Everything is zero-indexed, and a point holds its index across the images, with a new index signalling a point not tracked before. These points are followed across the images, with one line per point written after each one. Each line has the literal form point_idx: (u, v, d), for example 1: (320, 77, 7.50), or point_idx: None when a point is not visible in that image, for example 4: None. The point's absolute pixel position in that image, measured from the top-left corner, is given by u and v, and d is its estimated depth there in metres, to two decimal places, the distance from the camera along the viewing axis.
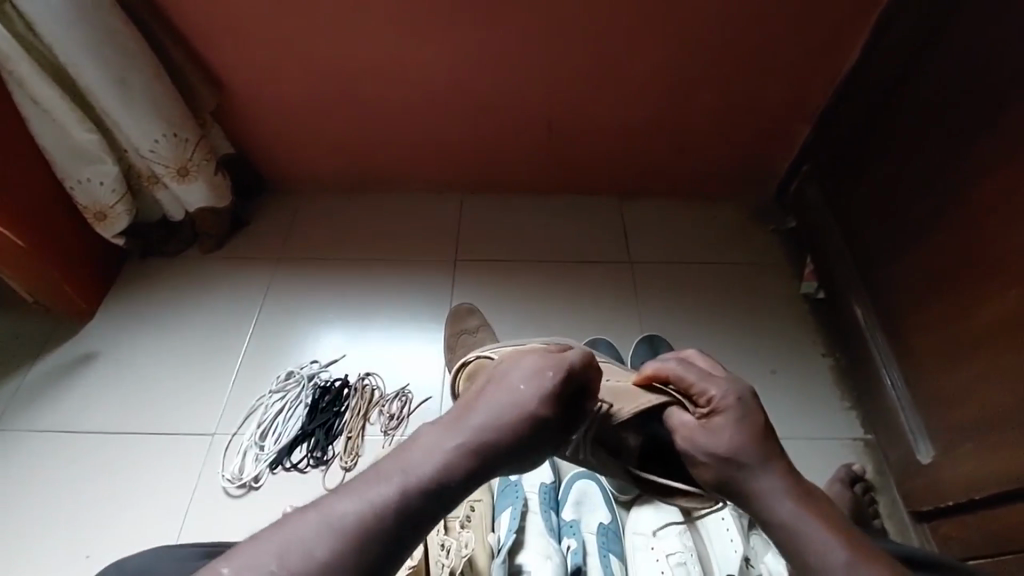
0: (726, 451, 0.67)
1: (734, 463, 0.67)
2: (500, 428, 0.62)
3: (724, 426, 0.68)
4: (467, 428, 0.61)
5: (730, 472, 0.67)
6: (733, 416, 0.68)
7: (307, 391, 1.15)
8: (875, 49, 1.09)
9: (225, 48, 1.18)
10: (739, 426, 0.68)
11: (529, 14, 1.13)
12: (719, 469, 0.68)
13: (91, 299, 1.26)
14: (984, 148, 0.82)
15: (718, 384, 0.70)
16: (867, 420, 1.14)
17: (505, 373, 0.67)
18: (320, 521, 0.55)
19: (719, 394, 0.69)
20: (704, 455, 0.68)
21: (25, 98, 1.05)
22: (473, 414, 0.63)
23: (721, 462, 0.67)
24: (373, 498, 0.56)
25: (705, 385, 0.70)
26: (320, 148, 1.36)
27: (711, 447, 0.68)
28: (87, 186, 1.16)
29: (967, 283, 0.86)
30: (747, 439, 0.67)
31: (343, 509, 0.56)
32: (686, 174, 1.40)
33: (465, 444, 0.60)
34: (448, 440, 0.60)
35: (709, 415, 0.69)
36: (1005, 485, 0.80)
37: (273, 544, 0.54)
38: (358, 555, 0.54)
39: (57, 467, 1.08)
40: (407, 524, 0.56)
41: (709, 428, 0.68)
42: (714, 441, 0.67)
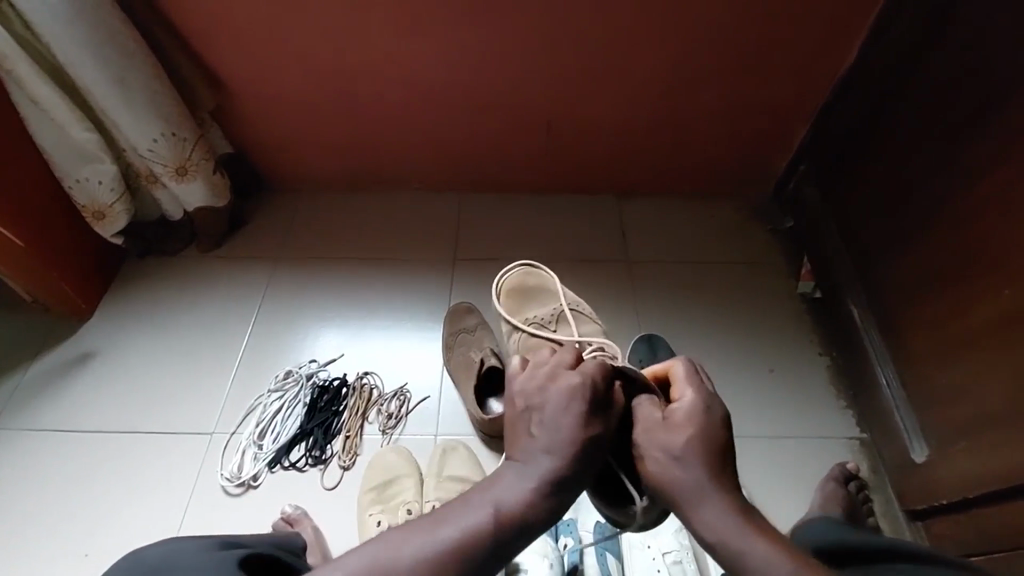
0: (677, 448, 0.63)
1: (679, 465, 0.62)
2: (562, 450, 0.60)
3: (683, 428, 0.63)
4: (531, 458, 0.60)
5: (672, 474, 0.62)
6: (696, 419, 0.64)
7: (306, 390, 1.15)
8: (872, 49, 1.09)
9: (223, 47, 1.18)
10: (697, 429, 0.63)
11: (529, 13, 1.13)
12: (664, 466, 0.63)
13: (90, 298, 1.26)
14: (981, 149, 0.83)
15: (698, 390, 0.66)
16: (862, 419, 1.15)
17: (539, 386, 0.64)
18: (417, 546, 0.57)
19: (692, 399, 0.65)
20: (654, 449, 0.64)
21: (23, 97, 1.05)
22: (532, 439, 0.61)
23: (668, 459, 0.63)
24: (465, 528, 0.57)
25: (683, 385, 0.67)
26: (318, 147, 1.36)
27: (662, 441, 0.64)
28: (86, 185, 1.16)
29: (961, 283, 0.86)
30: (700, 445, 0.63)
31: (440, 536, 0.57)
32: (684, 174, 1.41)
33: (536, 475, 0.59)
34: (521, 474, 0.60)
35: (672, 411, 0.65)
36: (1000, 483, 0.81)
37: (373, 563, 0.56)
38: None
39: (55, 466, 1.08)
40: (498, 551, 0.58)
41: (667, 422, 0.64)
42: (668, 437, 0.63)
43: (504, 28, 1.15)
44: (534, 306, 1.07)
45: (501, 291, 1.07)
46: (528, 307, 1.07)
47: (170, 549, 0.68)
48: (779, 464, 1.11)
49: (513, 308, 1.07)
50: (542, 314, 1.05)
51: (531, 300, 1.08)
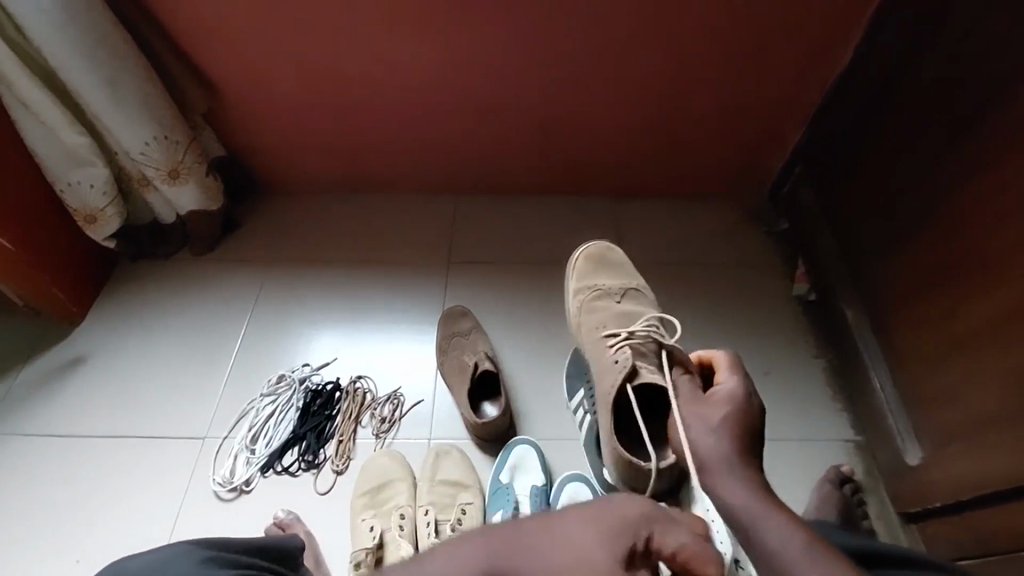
0: (716, 420, 0.71)
1: (715, 436, 0.69)
2: (528, 561, 0.65)
3: (723, 405, 0.72)
4: (501, 553, 0.66)
5: (707, 444, 0.69)
6: (738, 400, 0.72)
7: (298, 394, 1.15)
8: (866, 51, 1.10)
9: (216, 50, 1.18)
10: (737, 407, 0.71)
11: (523, 15, 1.13)
12: (698, 434, 0.71)
13: (82, 302, 1.25)
14: (972, 152, 0.83)
15: (741, 376, 0.75)
16: (856, 421, 1.15)
17: (570, 518, 0.68)
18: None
19: (735, 385, 0.74)
20: (693, 416, 0.73)
21: (14, 100, 1.05)
22: (517, 538, 0.67)
23: (706, 428, 0.71)
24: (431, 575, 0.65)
25: (727, 370, 0.76)
26: (312, 150, 1.36)
27: (703, 411, 0.73)
28: (77, 189, 1.15)
29: (954, 285, 0.86)
30: (738, 422, 0.70)
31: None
32: (678, 176, 1.41)
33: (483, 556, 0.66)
34: (480, 556, 0.66)
35: (716, 389, 0.74)
36: (994, 486, 0.81)
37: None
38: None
39: (45, 471, 1.08)
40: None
41: (710, 397, 0.74)
42: (708, 409, 0.72)
43: (497, 31, 1.15)
44: (605, 277, 1.06)
45: (579, 258, 1.08)
46: (599, 276, 1.07)
47: (160, 556, 0.68)
48: (774, 466, 1.10)
49: (585, 275, 1.07)
50: (611, 284, 1.05)
51: (604, 269, 1.07)
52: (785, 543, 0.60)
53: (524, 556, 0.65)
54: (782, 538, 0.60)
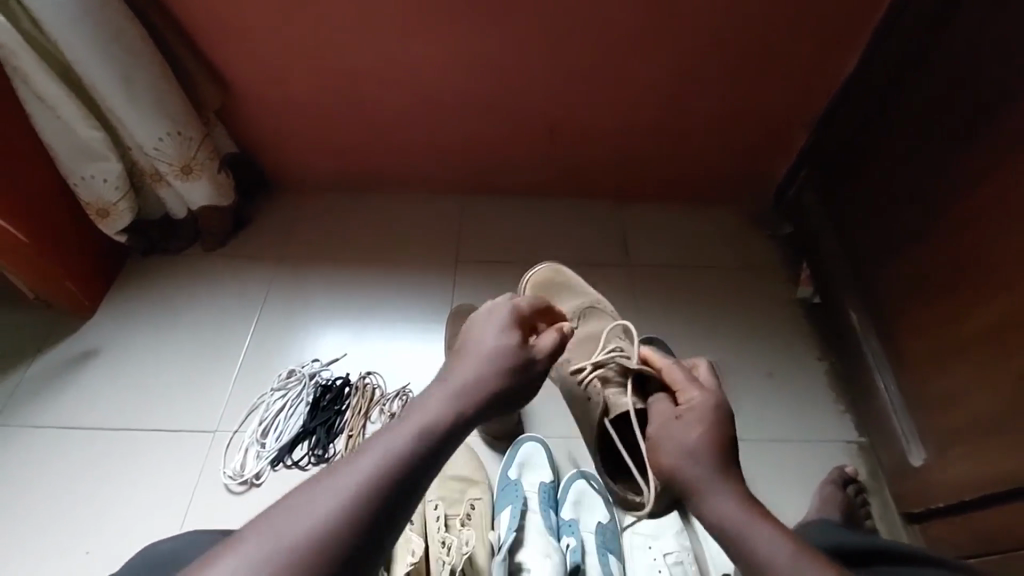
0: (691, 443, 0.67)
1: (693, 460, 0.67)
2: (477, 383, 0.68)
3: (696, 425, 0.68)
4: (449, 390, 0.67)
5: (688, 468, 0.67)
6: (707, 416, 0.69)
7: (308, 389, 1.15)
8: (872, 58, 1.11)
9: (229, 46, 1.19)
10: (708, 427, 0.68)
11: (534, 17, 1.14)
12: (677, 460, 0.67)
13: (94, 296, 1.26)
14: (978, 157, 0.84)
15: (705, 389, 0.71)
16: (860, 423, 1.16)
17: (472, 339, 0.73)
18: (336, 487, 0.57)
19: (701, 399, 0.70)
20: (669, 442, 0.68)
21: (30, 94, 1.05)
22: (454, 377, 0.68)
23: (683, 454, 0.67)
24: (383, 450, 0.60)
25: (691, 385, 0.71)
26: (322, 148, 1.37)
27: (676, 436, 0.68)
28: (90, 183, 1.16)
29: (959, 289, 0.88)
30: (714, 440, 0.68)
31: (356, 467, 0.58)
32: (685, 178, 1.42)
33: (447, 404, 0.65)
34: (436, 402, 0.65)
35: (686, 408, 0.70)
36: (996, 487, 0.82)
37: (289, 514, 0.55)
38: (374, 503, 0.56)
39: (56, 463, 1.08)
40: (425, 462, 0.61)
41: (681, 419, 0.69)
42: (681, 433, 0.68)
43: (508, 31, 1.16)
44: (561, 302, 1.02)
45: (524, 288, 1.04)
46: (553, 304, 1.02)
47: (180, 542, 0.75)
48: (778, 467, 1.12)
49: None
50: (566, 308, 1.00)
51: (557, 294, 1.03)
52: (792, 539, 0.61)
53: (472, 384, 0.67)
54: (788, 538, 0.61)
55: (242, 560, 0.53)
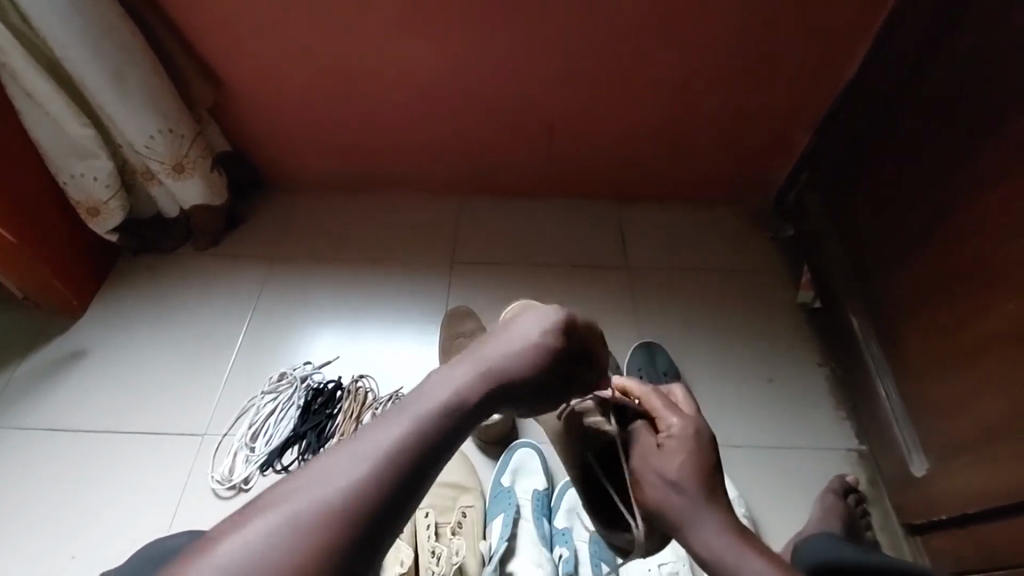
0: (673, 474, 0.65)
1: (675, 491, 0.65)
2: (505, 365, 0.62)
3: (678, 454, 0.66)
4: (474, 368, 0.62)
5: (669, 499, 0.65)
6: (688, 444, 0.66)
7: (299, 392, 1.13)
8: (877, 59, 1.09)
9: (222, 44, 1.17)
10: (690, 457, 0.65)
11: (532, 15, 1.12)
12: (660, 491, 0.66)
13: (84, 295, 1.25)
14: (983, 162, 0.82)
15: (684, 415, 0.68)
16: (860, 430, 1.14)
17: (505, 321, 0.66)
18: (351, 460, 0.55)
19: (680, 425, 0.67)
20: (650, 474, 0.66)
21: (18, 91, 1.04)
22: (481, 355, 0.63)
23: (665, 486, 0.65)
24: (395, 430, 0.57)
25: (669, 412, 0.68)
26: (317, 147, 1.35)
27: (657, 467, 0.66)
28: (81, 181, 1.14)
29: (964, 296, 0.85)
30: (697, 468, 0.65)
31: (370, 441, 0.56)
32: (685, 180, 1.40)
33: (472, 383, 0.61)
34: (458, 377, 0.61)
35: (665, 438, 0.67)
36: (999, 501, 0.80)
37: (303, 485, 0.54)
38: (387, 483, 0.54)
39: (43, 465, 1.07)
40: (437, 448, 0.58)
41: (661, 449, 0.66)
42: (661, 464, 0.66)
43: (505, 30, 1.14)
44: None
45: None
46: None
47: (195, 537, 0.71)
48: (777, 474, 1.10)
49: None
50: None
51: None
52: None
53: (497, 364, 0.62)
54: None
55: (256, 529, 0.52)
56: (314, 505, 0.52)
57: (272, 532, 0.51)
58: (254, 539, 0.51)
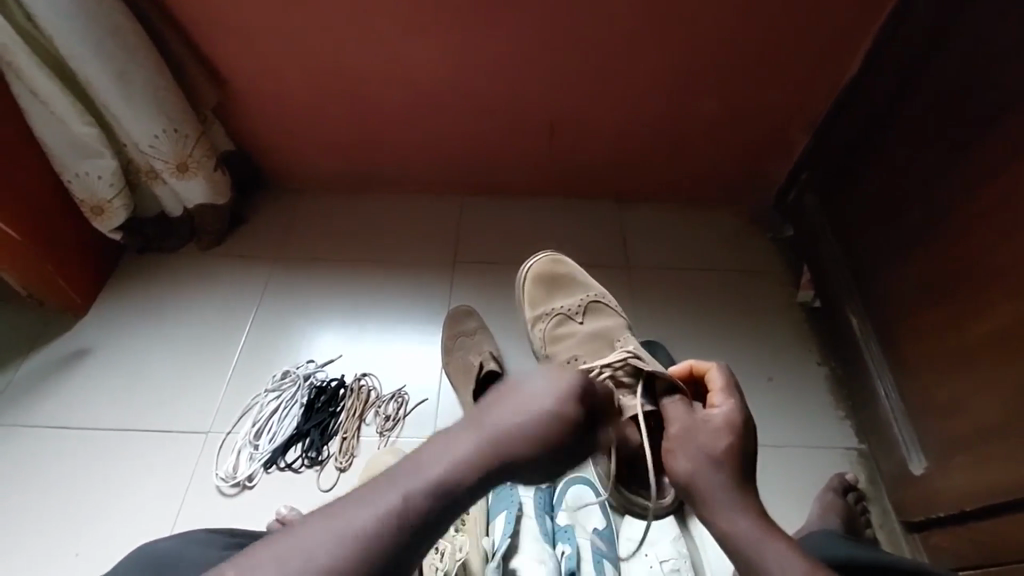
0: (717, 450, 0.66)
1: (715, 467, 0.66)
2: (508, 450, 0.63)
3: (726, 432, 0.67)
4: (477, 442, 0.63)
5: (708, 475, 0.66)
6: (736, 425, 0.68)
7: (302, 390, 1.14)
8: (875, 62, 1.10)
9: (225, 42, 1.17)
10: (735, 436, 0.67)
11: (535, 16, 1.13)
12: (699, 463, 0.66)
13: (87, 293, 1.25)
14: (981, 162, 0.83)
15: (737, 398, 0.71)
16: (860, 430, 1.15)
17: (521, 387, 0.66)
18: (347, 524, 0.57)
19: (734, 405, 0.70)
20: (692, 446, 0.67)
21: (23, 90, 1.04)
22: (487, 426, 0.64)
23: (704, 461, 0.66)
24: (396, 498, 0.59)
25: (727, 394, 0.71)
26: (319, 147, 1.36)
27: (703, 441, 0.67)
28: (85, 179, 1.15)
29: (960, 298, 0.87)
30: (733, 454, 0.67)
31: (370, 505, 0.58)
32: (685, 179, 1.41)
33: (475, 456, 0.62)
34: (463, 449, 0.62)
35: (715, 413, 0.69)
36: (996, 497, 0.81)
37: (301, 546, 0.56)
38: (376, 557, 0.56)
39: (46, 462, 1.07)
40: (433, 521, 0.59)
41: (708, 422, 0.69)
42: (709, 438, 0.67)
43: (506, 31, 1.15)
44: (561, 297, 1.02)
45: (525, 280, 1.04)
46: (553, 298, 1.02)
47: (182, 540, 0.74)
48: (777, 473, 1.10)
49: (536, 301, 1.02)
50: (569, 305, 1.00)
51: (558, 289, 1.02)
52: (787, 557, 0.60)
53: (498, 446, 0.63)
54: (783, 557, 0.60)
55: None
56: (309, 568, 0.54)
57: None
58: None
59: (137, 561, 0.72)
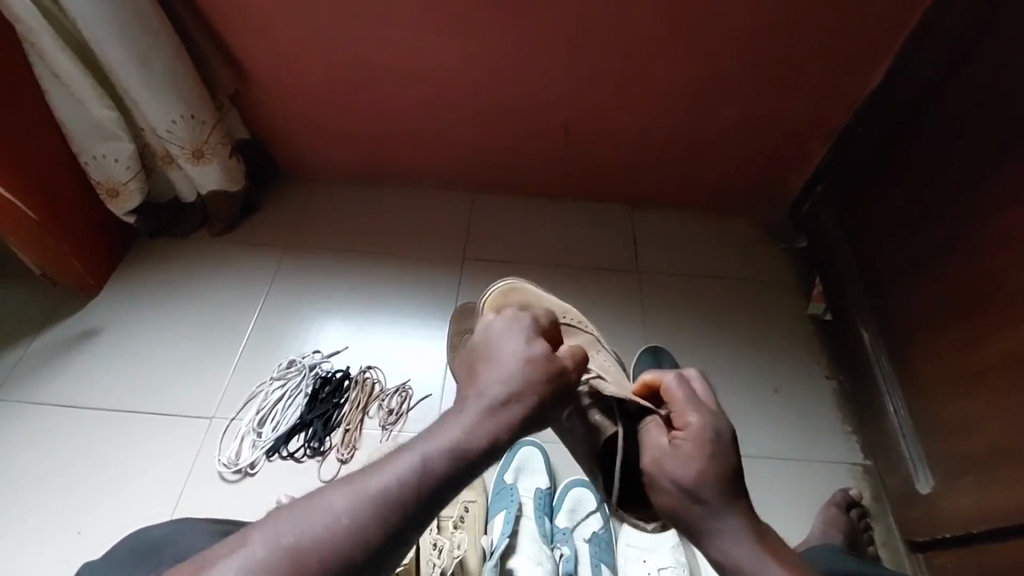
0: (689, 478, 0.64)
1: (692, 493, 0.64)
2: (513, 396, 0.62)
3: (693, 457, 0.65)
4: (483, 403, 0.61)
5: (688, 501, 0.64)
6: (704, 447, 0.65)
7: (308, 380, 1.15)
8: (895, 76, 1.09)
9: (245, 31, 1.18)
10: (707, 460, 0.64)
11: (556, 16, 1.12)
12: (675, 495, 0.65)
13: (100, 275, 1.26)
14: (1001, 179, 0.82)
15: (701, 413, 0.67)
16: (866, 445, 1.14)
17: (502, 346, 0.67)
18: (352, 497, 0.53)
19: (698, 423, 0.66)
20: (664, 478, 0.66)
21: (45, 70, 1.05)
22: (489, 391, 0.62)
23: (680, 492, 0.65)
24: (402, 471, 0.55)
25: (689, 409, 0.67)
26: (334, 139, 1.37)
27: (672, 472, 0.65)
28: (102, 162, 1.16)
29: (974, 318, 0.85)
30: (717, 474, 0.64)
31: (376, 481, 0.54)
32: (699, 185, 1.40)
33: (479, 419, 0.60)
34: (469, 415, 0.60)
35: (680, 440, 0.66)
36: (1006, 521, 0.79)
37: (306, 529, 0.51)
38: (386, 531, 0.52)
39: (51, 438, 1.09)
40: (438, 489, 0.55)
41: (675, 449, 0.66)
42: (679, 468, 0.65)
43: (525, 30, 1.15)
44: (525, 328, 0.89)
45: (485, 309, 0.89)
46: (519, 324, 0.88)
47: (180, 526, 0.74)
48: (780, 487, 1.09)
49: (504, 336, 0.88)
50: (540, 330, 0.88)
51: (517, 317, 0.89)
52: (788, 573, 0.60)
53: (505, 400, 0.61)
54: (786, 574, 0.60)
55: (240, 561, 0.49)
56: (311, 546, 0.50)
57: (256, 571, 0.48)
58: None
59: (129, 549, 0.73)
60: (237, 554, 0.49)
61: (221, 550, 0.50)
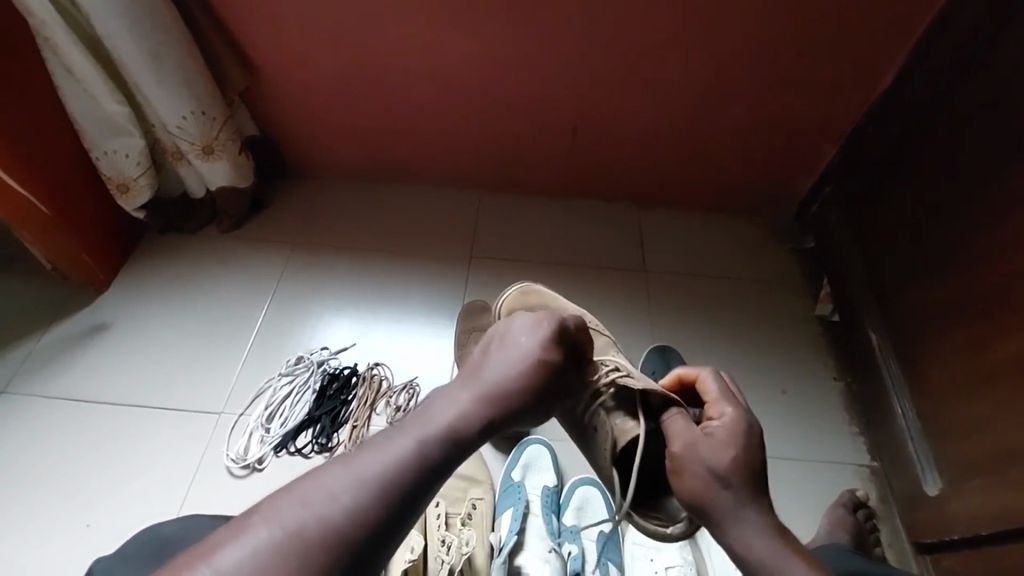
0: (722, 466, 0.64)
1: (721, 480, 0.64)
2: (507, 389, 0.64)
3: (728, 445, 0.65)
4: (476, 391, 0.64)
5: (713, 491, 0.64)
6: (738, 437, 0.66)
7: (316, 376, 1.15)
8: (906, 77, 1.09)
9: (255, 28, 1.18)
10: (740, 449, 0.65)
11: (566, 15, 1.12)
12: (704, 482, 0.64)
13: (109, 270, 1.27)
14: (1011, 180, 0.82)
15: (735, 405, 0.69)
16: (873, 447, 1.14)
17: (508, 339, 0.69)
18: (349, 480, 0.54)
19: (733, 413, 0.68)
20: (696, 464, 0.65)
21: (59, 65, 1.05)
22: (483, 380, 0.65)
23: (710, 478, 0.64)
24: (399, 452, 0.57)
25: (724, 400, 0.69)
26: (343, 137, 1.37)
27: (706, 459, 0.65)
28: (113, 157, 1.17)
29: (984, 320, 0.85)
30: (742, 464, 0.65)
31: (372, 461, 0.56)
32: (707, 186, 1.40)
33: (472, 406, 0.62)
34: (461, 400, 0.62)
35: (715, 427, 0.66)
36: (1013, 524, 0.79)
37: (305, 508, 0.52)
38: (384, 511, 0.54)
39: (60, 432, 1.09)
40: (432, 473, 0.57)
41: (710, 436, 0.66)
42: (712, 455, 0.65)
43: (534, 29, 1.15)
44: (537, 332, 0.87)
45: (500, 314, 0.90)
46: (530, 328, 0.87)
47: (189, 523, 0.76)
48: (786, 487, 1.09)
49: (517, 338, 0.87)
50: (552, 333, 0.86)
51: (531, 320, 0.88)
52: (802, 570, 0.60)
53: (497, 391, 0.64)
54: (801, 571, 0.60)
55: (242, 547, 0.50)
56: (309, 525, 0.51)
57: (257, 550, 0.50)
58: (246, 556, 0.49)
59: (139, 542, 0.73)
60: (240, 536, 0.51)
61: (224, 533, 0.52)
